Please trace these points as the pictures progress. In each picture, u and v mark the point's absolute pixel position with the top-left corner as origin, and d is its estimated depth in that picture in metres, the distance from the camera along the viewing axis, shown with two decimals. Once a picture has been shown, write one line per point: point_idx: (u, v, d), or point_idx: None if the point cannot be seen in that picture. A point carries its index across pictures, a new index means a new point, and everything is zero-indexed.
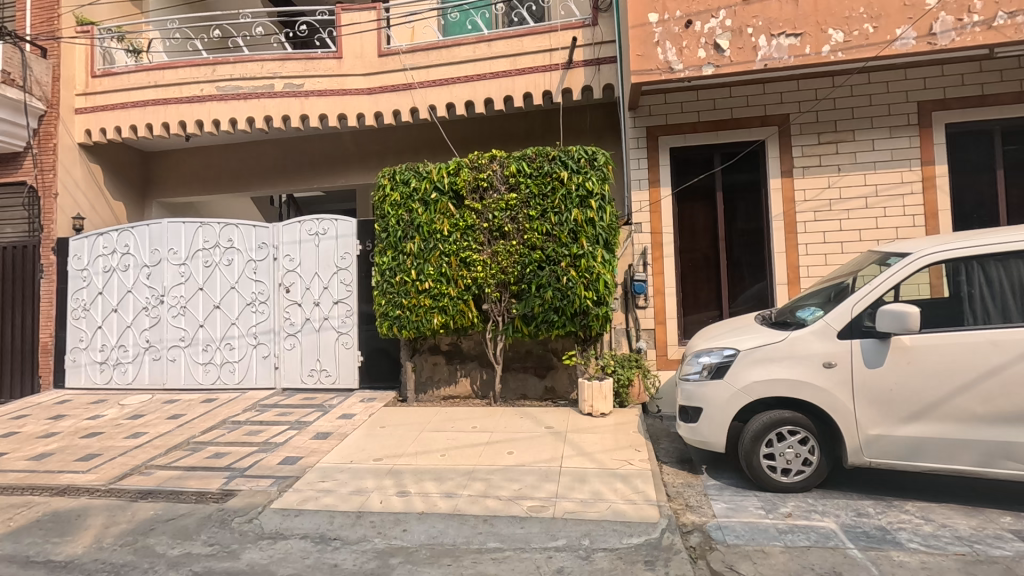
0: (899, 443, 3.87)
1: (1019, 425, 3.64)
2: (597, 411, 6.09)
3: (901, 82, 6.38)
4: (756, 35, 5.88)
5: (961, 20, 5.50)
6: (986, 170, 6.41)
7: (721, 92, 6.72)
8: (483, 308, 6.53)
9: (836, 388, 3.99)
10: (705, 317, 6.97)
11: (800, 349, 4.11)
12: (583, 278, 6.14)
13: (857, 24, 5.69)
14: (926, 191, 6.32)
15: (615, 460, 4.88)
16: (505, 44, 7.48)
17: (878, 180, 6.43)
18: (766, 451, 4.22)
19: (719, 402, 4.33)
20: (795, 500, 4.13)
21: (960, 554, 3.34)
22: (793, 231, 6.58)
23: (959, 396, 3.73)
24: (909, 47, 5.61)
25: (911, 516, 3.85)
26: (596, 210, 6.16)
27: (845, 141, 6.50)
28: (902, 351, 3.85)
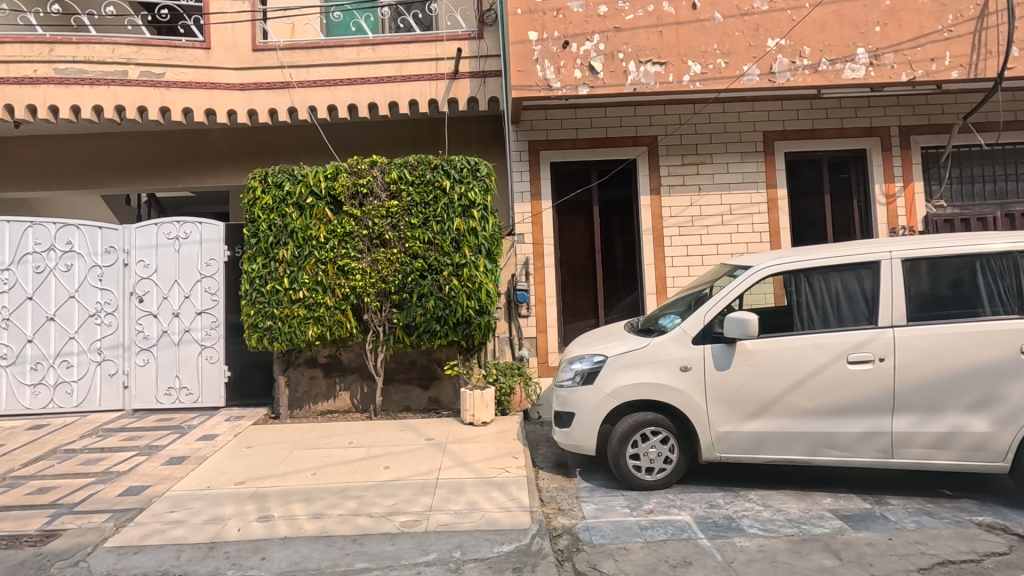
0: (744, 438, 4.27)
1: (837, 417, 4.14)
2: (478, 420, 6.10)
3: (750, 113, 7.15)
4: (626, 61, 6.30)
5: (794, 62, 6.28)
6: (816, 195, 7.35)
7: (597, 112, 7.11)
8: (363, 318, 6.31)
9: (691, 390, 4.32)
10: (583, 326, 7.28)
11: (661, 354, 4.40)
12: (465, 288, 6.15)
13: (711, 58, 6.30)
14: (770, 211, 7.11)
15: (493, 469, 4.91)
16: (390, 49, 7.36)
17: (732, 200, 7.12)
18: (631, 452, 4.47)
19: (590, 406, 4.52)
20: (657, 497, 4.41)
21: (790, 535, 3.73)
22: (660, 245, 7.09)
23: (791, 394, 4.18)
24: (754, 82, 6.29)
25: (753, 504, 4.25)
26: (478, 220, 6.20)
27: (705, 163, 7.14)
28: (745, 354, 4.26)
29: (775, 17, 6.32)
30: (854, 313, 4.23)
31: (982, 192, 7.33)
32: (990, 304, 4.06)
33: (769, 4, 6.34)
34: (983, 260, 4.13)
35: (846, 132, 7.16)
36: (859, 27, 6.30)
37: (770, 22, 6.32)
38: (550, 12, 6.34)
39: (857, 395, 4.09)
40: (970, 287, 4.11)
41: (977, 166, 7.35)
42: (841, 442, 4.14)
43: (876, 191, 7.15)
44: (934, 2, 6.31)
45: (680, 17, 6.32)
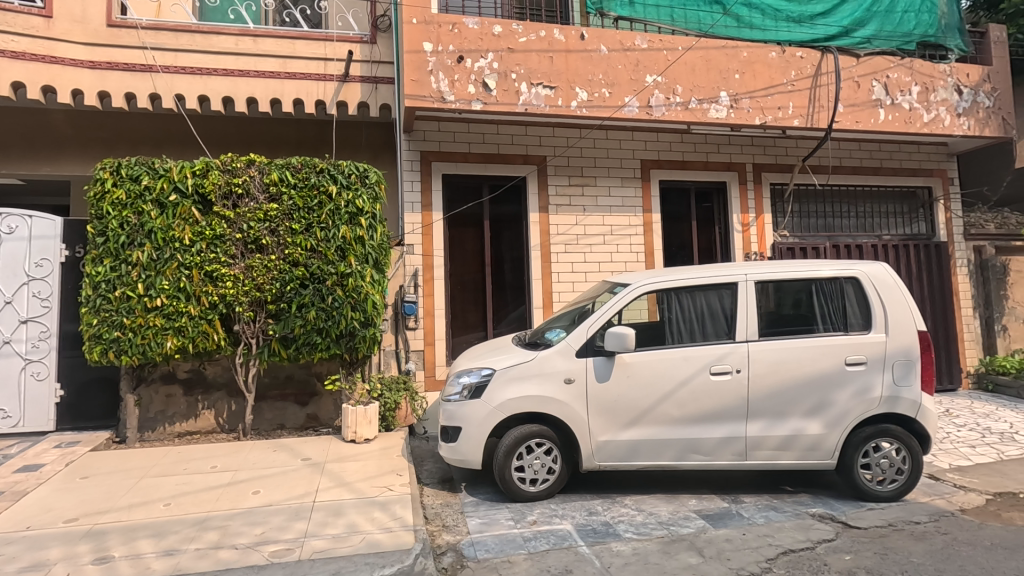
0: (621, 446, 4.51)
1: (702, 424, 4.52)
2: (361, 437, 5.85)
3: (629, 142, 7.69)
4: (518, 81, 6.49)
5: (668, 98, 6.87)
6: (685, 221, 8.07)
7: (489, 128, 7.23)
8: (233, 329, 5.79)
9: (573, 401, 4.49)
10: (471, 338, 7.29)
11: (546, 367, 4.53)
12: (350, 298, 5.88)
13: (597, 87, 6.69)
14: (646, 234, 7.66)
15: (375, 488, 4.71)
16: (273, 43, 6.93)
17: (613, 221, 7.58)
18: (517, 464, 4.53)
19: (476, 420, 4.52)
20: (540, 508, 4.50)
21: (660, 536, 3.99)
22: (547, 261, 7.33)
23: (663, 404, 4.50)
24: (633, 113, 6.77)
25: (628, 509, 4.50)
26: (366, 228, 5.98)
27: (589, 185, 7.53)
28: (623, 367, 4.52)
29: (653, 56, 6.88)
30: (716, 329, 4.67)
31: (815, 225, 8.51)
32: (823, 322, 4.67)
33: (648, 43, 6.89)
34: (818, 283, 4.74)
35: (710, 165, 7.96)
36: (721, 73, 7.06)
37: (649, 59, 6.87)
38: (445, 26, 6.35)
39: (718, 403, 4.51)
40: (807, 307, 4.70)
41: (812, 203, 8.53)
42: (705, 447, 4.52)
43: (734, 220, 8.02)
44: (781, 59, 7.26)
45: (569, 45, 6.65)
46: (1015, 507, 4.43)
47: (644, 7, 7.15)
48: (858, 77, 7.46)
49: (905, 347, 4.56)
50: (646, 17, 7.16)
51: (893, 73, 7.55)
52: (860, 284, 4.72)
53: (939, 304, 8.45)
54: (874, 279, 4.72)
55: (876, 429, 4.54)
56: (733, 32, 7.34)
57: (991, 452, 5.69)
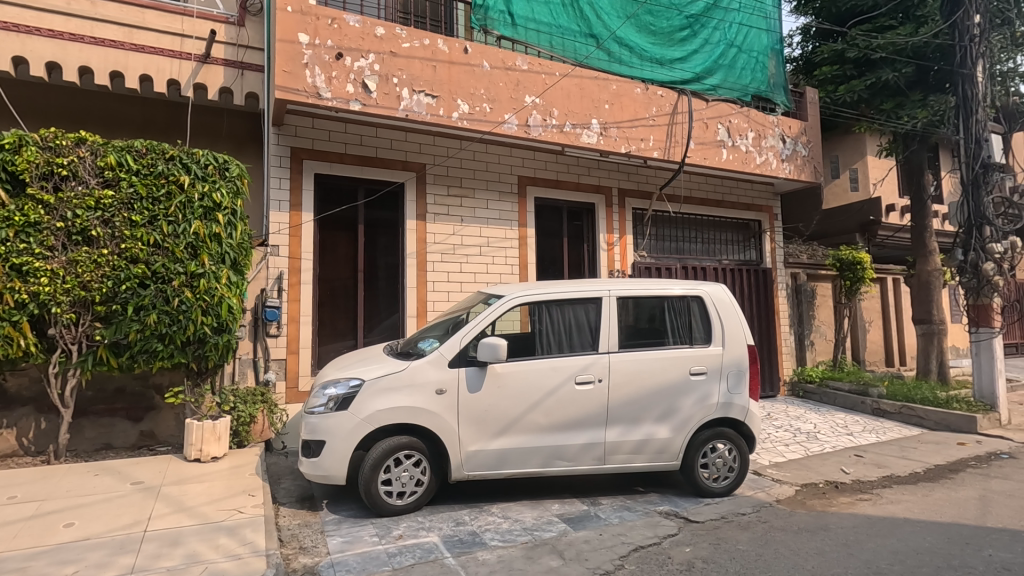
0: (490, 455, 4.57)
1: (567, 431, 4.74)
2: (207, 456, 5.28)
3: (508, 158, 7.92)
4: (400, 86, 6.38)
5: (545, 120, 7.20)
6: (557, 237, 8.48)
7: (368, 130, 7.02)
8: (47, 333, 4.96)
9: (444, 412, 4.47)
10: (340, 347, 6.96)
11: (418, 378, 4.46)
12: (201, 301, 5.31)
13: (478, 101, 6.81)
14: (521, 247, 7.92)
15: (222, 511, 4.28)
16: (117, 9, 6.11)
17: (489, 233, 7.72)
18: (383, 477, 4.40)
19: (342, 433, 4.32)
20: (406, 521, 4.40)
21: (524, 542, 4.10)
22: (423, 269, 7.25)
23: (531, 412, 4.65)
24: (512, 130, 6.99)
25: (495, 517, 4.57)
26: (224, 225, 5.45)
27: (467, 197, 7.61)
28: (494, 377, 4.60)
29: (533, 77, 7.18)
30: (581, 341, 4.94)
31: (669, 248, 9.42)
32: (673, 336, 5.16)
33: (528, 65, 7.17)
34: (669, 301, 5.24)
35: (581, 186, 8.47)
36: (594, 102, 7.57)
37: (529, 80, 7.15)
38: (323, 19, 6.08)
39: (581, 411, 4.76)
40: (660, 322, 5.17)
41: (667, 228, 9.43)
42: (568, 453, 4.74)
43: (601, 239, 8.60)
44: (645, 95, 7.97)
45: (452, 57, 6.72)
46: (816, 495, 5.23)
47: (525, 30, 7.45)
48: (707, 119, 8.43)
49: (738, 359, 5.18)
50: (527, 40, 7.46)
51: (734, 119, 8.65)
52: (704, 302, 5.30)
53: (764, 322, 9.76)
54: (715, 298, 5.33)
55: (714, 432, 5.09)
56: (605, 64, 7.92)
57: (800, 449, 6.68)
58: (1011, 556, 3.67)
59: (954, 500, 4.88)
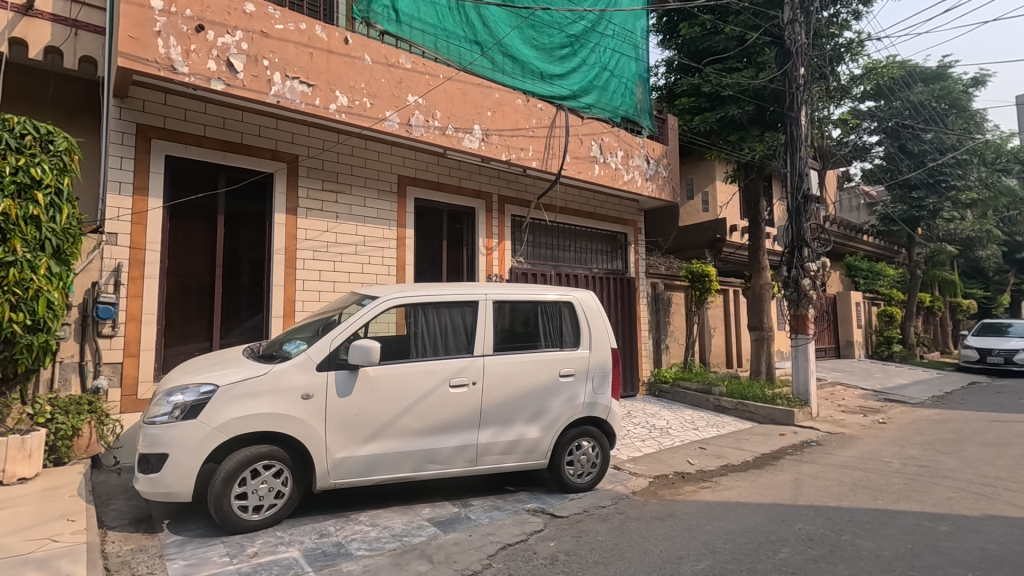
0: (358, 462, 4.41)
1: (440, 435, 4.71)
2: (12, 477, 4.49)
3: (388, 156, 7.72)
4: (271, 70, 5.95)
5: (427, 121, 7.15)
6: (437, 239, 8.43)
7: (232, 113, 6.45)
8: None
9: (310, 418, 4.24)
10: (192, 349, 6.29)
11: (281, 382, 4.18)
12: (11, 296, 4.49)
13: (358, 95, 6.57)
14: (399, 248, 7.77)
15: (30, 541, 3.64)
16: None
17: (366, 232, 7.46)
18: (238, 490, 4.05)
19: (189, 445, 3.91)
20: (263, 537, 4.08)
21: (392, 549, 4.01)
22: (292, 267, 6.81)
23: (403, 417, 4.56)
24: (393, 127, 6.84)
25: (362, 525, 4.41)
26: (44, 206, 4.68)
27: (343, 192, 7.29)
28: (366, 380, 4.45)
29: (416, 77, 7.10)
30: (457, 344, 4.97)
31: (545, 255, 9.81)
32: (545, 339, 5.38)
33: (412, 64, 7.07)
34: (542, 306, 5.46)
35: (462, 190, 8.52)
36: (476, 108, 7.67)
37: (412, 80, 7.06)
38: None
39: (454, 414, 4.77)
40: (533, 325, 5.36)
41: (543, 236, 9.83)
42: (440, 455, 4.71)
43: (480, 243, 8.71)
44: (526, 106, 8.24)
45: (331, 46, 6.42)
46: (667, 485, 5.75)
47: (410, 29, 7.35)
48: (582, 135, 8.93)
49: (603, 361, 5.53)
50: (412, 38, 7.36)
51: (606, 137, 9.26)
52: (574, 307, 5.59)
53: (627, 327, 10.54)
54: (584, 304, 5.65)
55: (579, 431, 5.38)
56: (489, 72, 8.08)
57: (654, 443, 7.31)
58: (814, 528, 4.31)
59: (775, 484, 5.64)
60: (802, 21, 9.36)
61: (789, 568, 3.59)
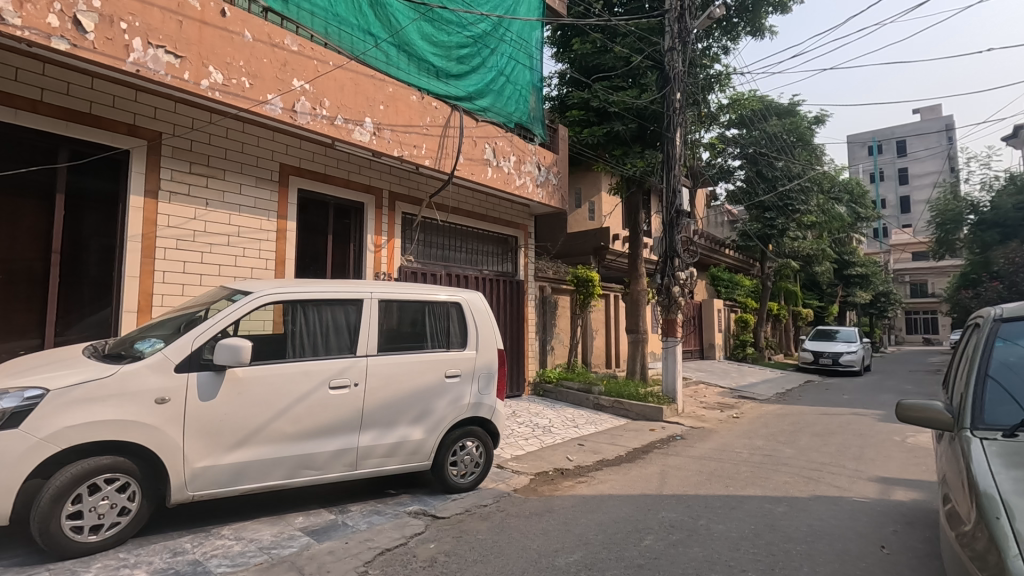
0: (222, 471, 4.06)
1: (317, 439, 4.47)
2: None
3: (269, 141, 7.21)
4: (130, 34, 5.30)
5: (314, 109, 6.78)
6: (322, 233, 8.03)
7: (80, 78, 5.64)
8: None
9: (165, 424, 3.84)
10: (18, 347, 5.44)
11: (131, 385, 3.73)
12: None
13: (235, 74, 6.07)
14: (278, 240, 7.28)
15: None
16: None
17: (241, 222, 6.90)
18: (71, 509, 3.54)
19: (6, 460, 3.34)
20: (101, 561, 3.61)
21: (258, 563, 3.74)
22: (150, 256, 6.11)
23: (276, 421, 4.27)
24: (276, 112, 6.41)
25: (225, 540, 4.07)
26: None
27: (215, 177, 6.68)
28: (235, 382, 4.12)
29: (302, 61, 6.71)
30: (339, 343, 4.76)
31: (435, 255, 9.73)
32: (431, 340, 5.32)
33: (298, 47, 6.68)
34: (431, 305, 5.41)
35: (350, 184, 8.19)
36: (368, 100, 7.42)
37: (297, 63, 6.66)
38: None
39: (333, 417, 4.55)
40: (420, 325, 5.29)
41: (434, 235, 9.75)
42: (317, 461, 4.47)
43: (368, 240, 8.43)
44: (420, 103, 8.12)
45: (204, 17, 5.87)
46: (546, 481, 5.96)
47: (298, 9, 6.93)
48: (476, 137, 9.00)
49: (489, 361, 5.59)
50: (299, 20, 6.95)
51: (499, 142, 9.40)
52: (462, 308, 5.61)
53: (515, 328, 10.77)
54: (472, 305, 5.69)
55: (463, 431, 5.38)
56: (382, 64, 7.84)
57: (536, 441, 7.54)
58: (676, 515, 4.70)
59: (643, 476, 6.07)
60: (680, 50, 10.17)
61: (652, 553, 3.88)
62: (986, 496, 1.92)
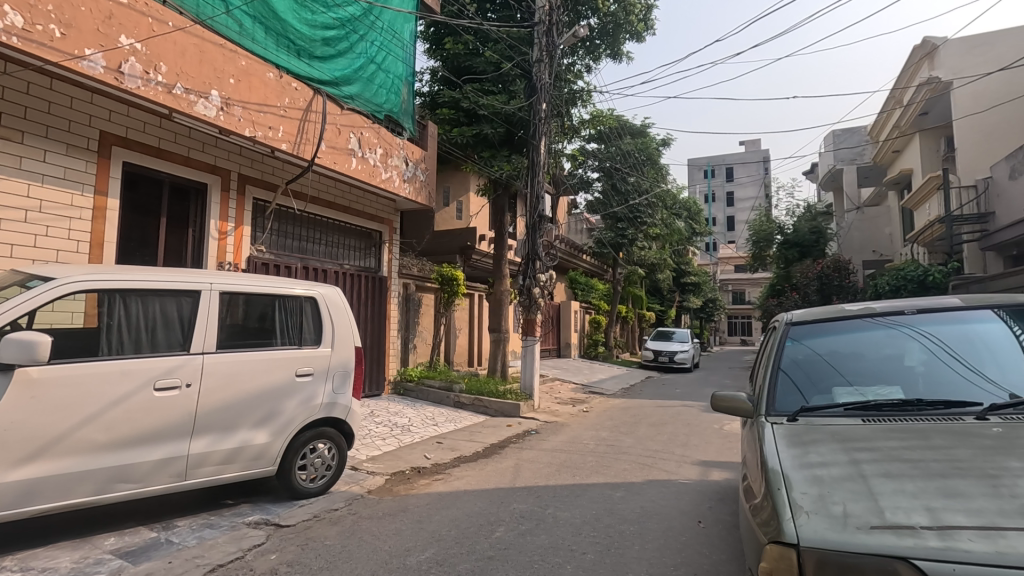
0: (4, 491, 3.39)
1: (136, 448, 3.93)
2: None
3: (86, 104, 6.18)
4: None
5: (147, 73, 5.96)
6: (152, 216, 7.08)
7: None
8: None
9: None
10: None
11: None
12: None
13: (41, 19, 5.14)
14: (94, 220, 6.28)
15: None
16: None
17: (44, 195, 5.84)
18: None
19: None
20: None
21: None
22: None
23: (82, 428, 3.68)
24: (96, 71, 5.52)
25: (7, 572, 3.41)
26: None
27: (9, 140, 5.57)
28: (26, 384, 3.49)
29: (133, 17, 5.89)
30: (168, 339, 4.26)
31: (290, 246, 9.12)
32: (281, 337, 4.97)
33: None
34: (281, 299, 5.05)
35: (190, 162, 7.33)
36: (215, 71, 6.71)
37: (126, 19, 5.82)
38: None
39: (158, 422, 4.03)
40: (268, 321, 4.91)
41: (290, 225, 9.14)
42: (135, 473, 3.92)
43: (211, 225, 7.62)
44: (277, 82, 7.54)
45: None
46: (402, 481, 5.87)
47: None
48: (340, 125, 8.58)
49: (345, 360, 5.35)
50: None
51: (365, 132, 9.05)
52: (317, 303, 5.31)
53: (377, 325, 10.46)
54: (329, 300, 5.41)
55: (314, 433, 5.07)
56: (234, 34, 7.14)
57: (394, 441, 7.40)
58: (526, 506, 4.91)
59: (498, 471, 6.26)
60: (547, 63, 10.64)
61: (502, 544, 4.01)
62: (771, 471, 2.29)
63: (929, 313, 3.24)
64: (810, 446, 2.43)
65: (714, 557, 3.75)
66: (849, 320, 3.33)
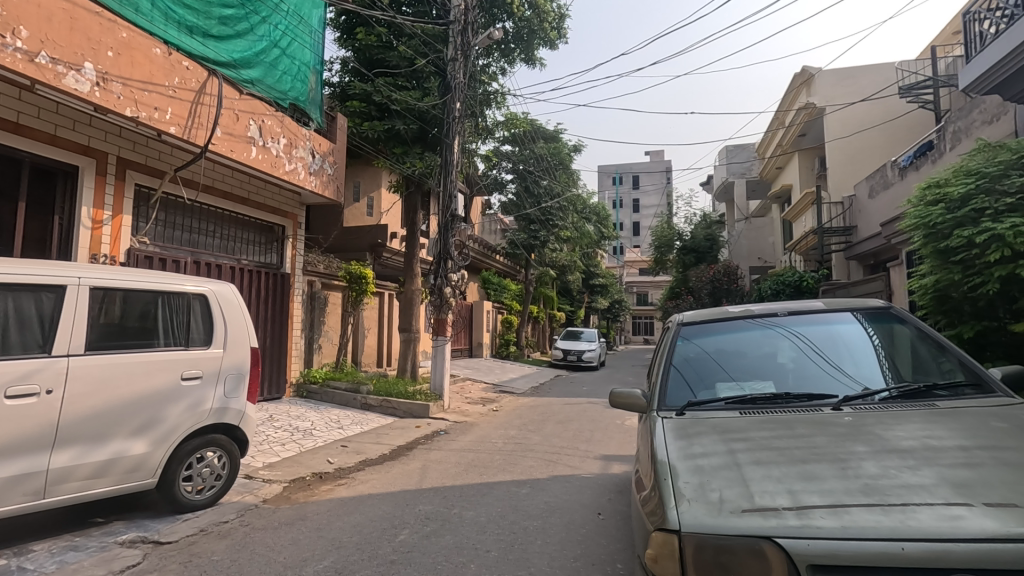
0: None
1: None
2: None
3: None
4: None
5: (3, 37, 5.23)
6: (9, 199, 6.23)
7: None
8: None
9: None
10: None
11: None
12: None
13: None
14: None
15: None
16: None
17: None
18: None
19: None
20: None
21: None
22: None
23: None
24: None
25: None
26: None
27: None
28: None
29: None
30: (23, 339, 3.77)
31: (179, 238, 8.47)
32: (164, 337, 4.57)
33: None
34: (165, 296, 4.65)
35: (58, 142, 6.53)
36: (89, 41, 6.04)
37: None
38: None
39: (10, 435, 3.55)
40: (149, 320, 4.50)
41: (178, 216, 8.47)
42: None
43: (81, 212, 6.83)
44: (165, 59, 6.92)
45: None
46: (301, 488, 5.61)
47: None
48: (238, 110, 8.03)
49: (239, 361, 5.02)
50: None
51: (267, 120, 8.54)
52: (207, 300, 4.93)
53: (278, 323, 9.90)
54: (221, 297, 5.05)
55: (202, 441, 4.70)
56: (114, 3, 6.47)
57: (294, 446, 7.04)
58: (432, 507, 4.87)
59: (405, 473, 6.15)
60: (461, 63, 10.61)
61: (405, 547, 3.95)
62: (659, 463, 2.43)
63: (798, 314, 3.61)
64: (694, 438, 2.61)
65: (611, 547, 3.93)
66: (732, 321, 3.63)
